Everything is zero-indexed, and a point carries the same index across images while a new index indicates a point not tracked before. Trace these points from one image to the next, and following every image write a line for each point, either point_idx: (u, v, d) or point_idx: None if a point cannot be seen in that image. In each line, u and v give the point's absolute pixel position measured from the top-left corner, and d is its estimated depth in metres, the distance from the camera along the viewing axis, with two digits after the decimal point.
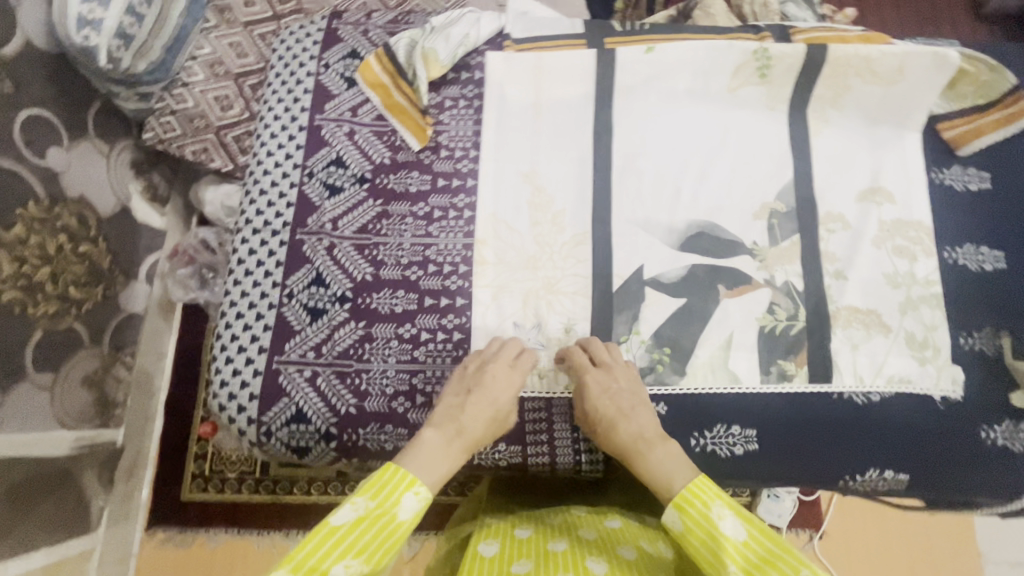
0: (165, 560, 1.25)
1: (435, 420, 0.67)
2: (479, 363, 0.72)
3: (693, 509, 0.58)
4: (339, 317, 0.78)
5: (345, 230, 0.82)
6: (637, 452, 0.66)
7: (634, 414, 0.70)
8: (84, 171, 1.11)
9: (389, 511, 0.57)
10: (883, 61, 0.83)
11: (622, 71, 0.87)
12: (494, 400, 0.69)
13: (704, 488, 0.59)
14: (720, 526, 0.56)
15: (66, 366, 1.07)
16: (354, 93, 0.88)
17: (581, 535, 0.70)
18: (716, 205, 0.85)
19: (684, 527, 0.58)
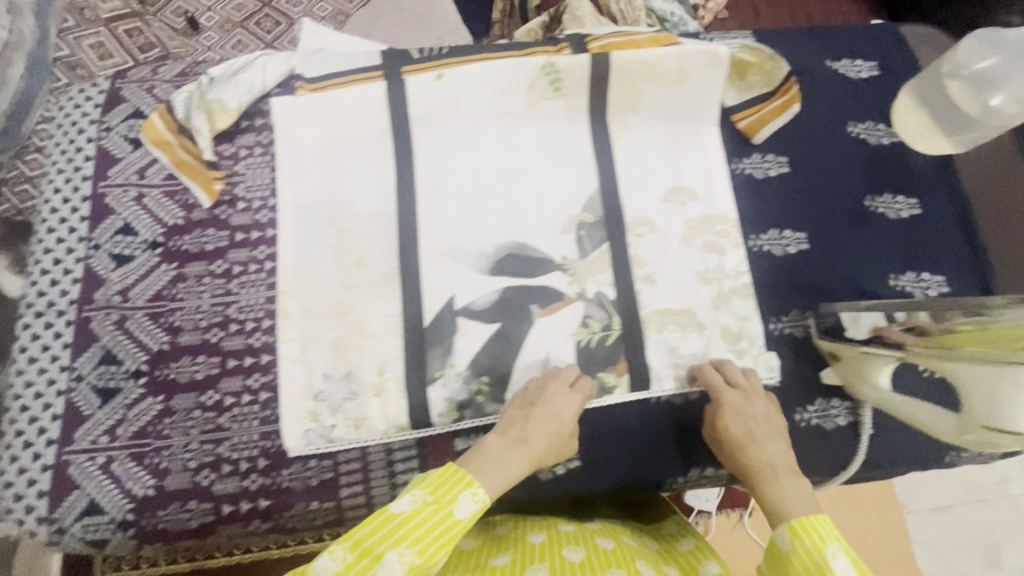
0: None
1: (499, 428, 0.69)
2: (538, 383, 0.74)
3: (810, 538, 0.59)
4: (134, 394, 0.74)
5: (137, 300, 0.78)
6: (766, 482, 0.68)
7: (772, 443, 0.71)
8: None
9: (447, 505, 0.59)
10: (662, 63, 0.85)
11: (415, 101, 0.86)
12: (555, 415, 0.70)
13: (824, 526, 0.60)
14: (834, 565, 0.57)
15: None
16: (141, 154, 0.84)
17: (561, 528, 0.75)
18: (525, 224, 0.84)
19: (794, 548, 0.59)
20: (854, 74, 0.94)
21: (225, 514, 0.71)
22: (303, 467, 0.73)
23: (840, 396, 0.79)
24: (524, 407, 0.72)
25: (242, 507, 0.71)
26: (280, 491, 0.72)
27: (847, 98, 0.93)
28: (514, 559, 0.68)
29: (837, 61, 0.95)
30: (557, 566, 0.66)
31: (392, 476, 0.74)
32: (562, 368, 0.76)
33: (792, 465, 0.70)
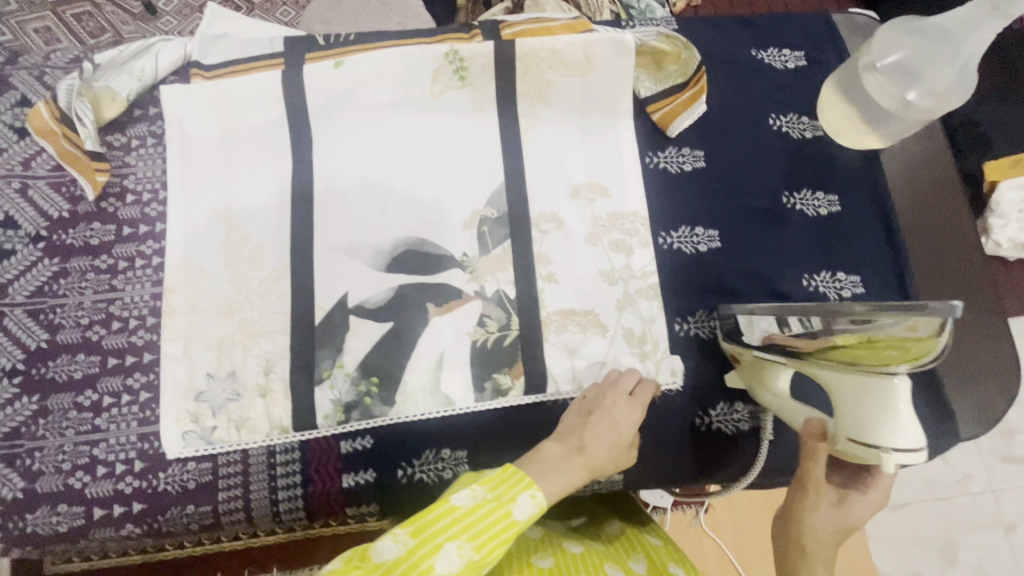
0: None
1: (560, 433, 0.65)
2: (597, 393, 0.69)
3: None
4: (9, 393, 0.72)
5: (16, 296, 0.76)
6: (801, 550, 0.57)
7: (855, 504, 0.59)
8: None
9: (505, 510, 0.54)
10: (569, 52, 0.82)
11: (312, 90, 0.82)
12: (614, 423, 0.65)
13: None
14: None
15: None
16: (27, 144, 0.81)
17: (528, 536, 0.75)
18: (426, 219, 0.81)
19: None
20: (779, 64, 0.90)
21: (96, 519, 0.69)
22: (180, 470, 0.71)
23: (744, 400, 0.77)
24: (581, 416, 0.67)
25: (114, 511, 0.70)
26: (156, 495, 0.70)
27: (771, 90, 0.89)
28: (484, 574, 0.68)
29: (763, 51, 0.91)
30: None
31: (272, 477, 0.72)
32: (617, 378, 0.71)
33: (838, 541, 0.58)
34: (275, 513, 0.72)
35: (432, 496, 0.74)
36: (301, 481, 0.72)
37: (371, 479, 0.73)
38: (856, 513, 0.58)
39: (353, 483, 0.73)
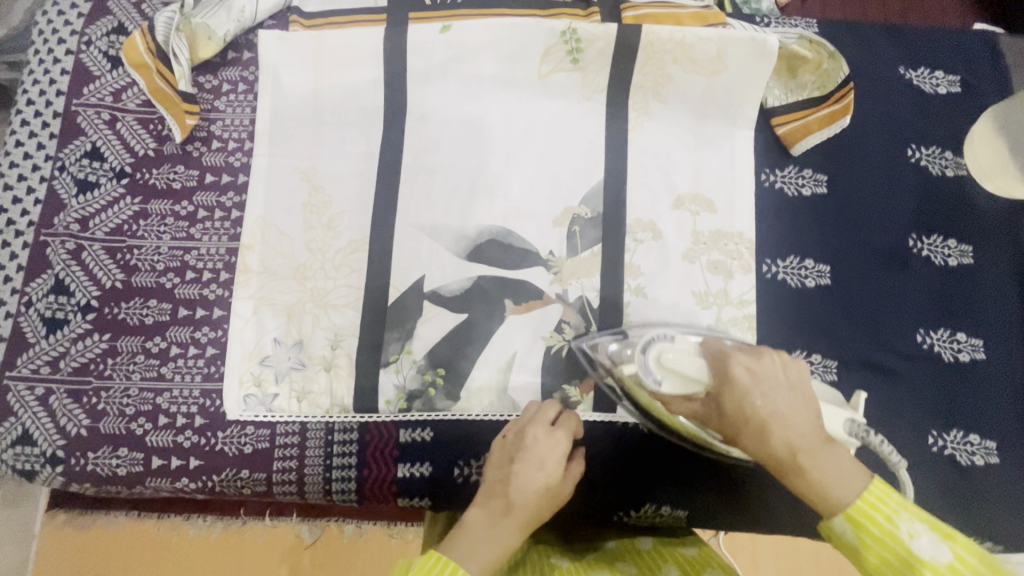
0: (61, 543, 1.21)
1: (479, 496, 0.58)
2: (517, 429, 0.62)
3: (874, 525, 0.46)
4: (80, 329, 0.72)
5: (96, 231, 0.74)
6: (792, 466, 0.50)
7: (771, 386, 0.53)
8: None
9: None
10: (700, 47, 0.74)
11: (414, 54, 0.77)
12: (540, 466, 0.58)
13: (883, 496, 0.47)
14: (913, 547, 0.44)
15: None
16: (118, 75, 0.78)
17: (554, 565, 0.64)
18: (515, 210, 0.76)
19: (859, 543, 0.46)
20: (929, 87, 0.80)
21: (153, 468, 0.68)
22: (239, 432, 0.70)
23: None
24: (504, 467, 0.59)
25: (172, 463, 0.69)
26: (212, 454, 0.69)
27: (915, 115, 0.79)
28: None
29: (913, 70, 0.81)
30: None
31: (327, 454, 0.70)
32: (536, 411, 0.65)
33: (820, 429, 0.52)
34: (325, 489, 0.71)
35: None
36: (356, 463, 0.70)
37: (427, 472, 0.71)
38: (794, 405, 0.52)
39: (408, 474, 0.71)
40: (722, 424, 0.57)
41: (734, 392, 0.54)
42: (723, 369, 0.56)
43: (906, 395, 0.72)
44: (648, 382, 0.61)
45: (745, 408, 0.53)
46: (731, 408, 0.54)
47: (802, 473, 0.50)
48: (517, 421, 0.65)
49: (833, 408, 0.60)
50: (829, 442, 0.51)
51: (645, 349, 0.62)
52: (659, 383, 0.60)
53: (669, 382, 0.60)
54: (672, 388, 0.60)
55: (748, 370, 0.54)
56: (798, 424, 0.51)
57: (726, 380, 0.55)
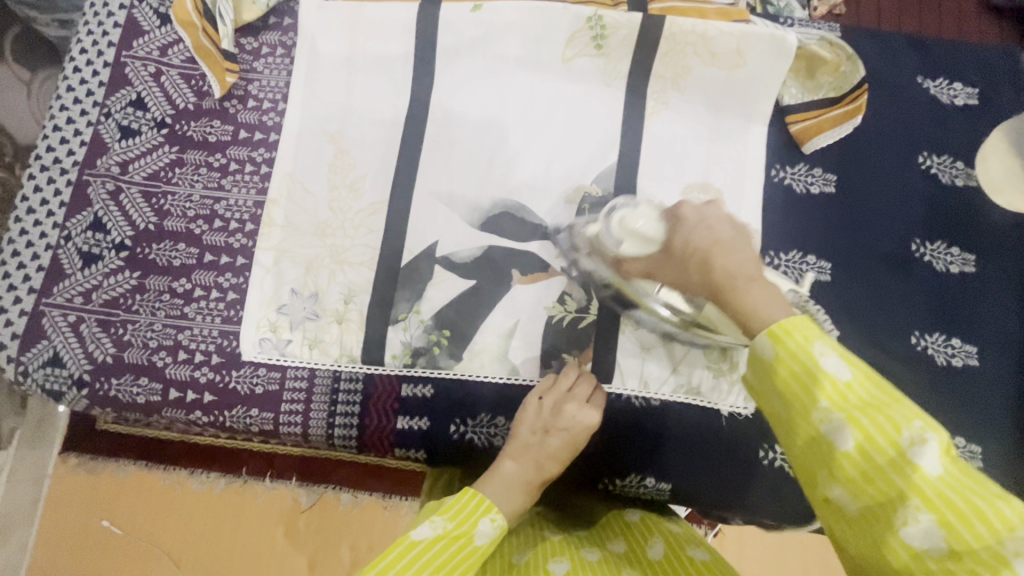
0: (73, 484, 1.28)
1: (512, 452, 0.66)
2: (555, 401, 0.69)
3: (790, 340, 0.43)
4: (113, 265, 0.76)
5: (134, 175, 0.79)
6: (734, 288, 0.52)
7: (715, 223, 0.60)
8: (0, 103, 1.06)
9: (466, 535, 0.55)
10: (720, 41, 0.77)
11: (446, 31, 0.80)
12: (570, 439, 0.67)
13: (807, 324, 0.44)
14: (820, 362, 0.41)
15: None
16: (166, 32, 0.83)
17: (546, 540, 0.65)
18: (528, 185, 0.79)
19: (775, 358, 0.43)
20: (946, 98, 0.82)
21: (170, 399, 0.73)
22: (252, 373, 0.74)
23: None
24: (541, 432, 0.67)
25: (188, 396, 0.73)
26: (225, 390, 0.74)
27: (929, 124, 0.81)
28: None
29: (931, 80, 0.82)
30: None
31: (332, 400, 0.74)
32: (572, 382, 0.71)
33: (761, 266, 0.55)
34: (327, 435, 0.74)
35: (477, 457, 0.74)
36: (359, 412, 0.74)
37: (425, 427, 0.74)
38: (734, 238, 0.59)
39: (407, 427, 0.74)
40: (675, 267, 0.63)
41: (682, 229, 0.62)
42: (675, 212, 0.64)
43: None
44: (608, 243, 0.69)
45: (691, 241, 0.60)
46: (680, 244, 0.61)
47: (742, 295, 0.51)
48: (549, 390, 0.70)
49: (779, 281, 0.71)
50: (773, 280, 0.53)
51: (609, 215, 0.70)
52: (618, 243, 0.68)
53: (628, 244, 0.67)
54: (631, 249, 0.67)
55: (697, 211, 0.62)
56: (736, 252, 0.57)
57: (674, 219, 0.63)
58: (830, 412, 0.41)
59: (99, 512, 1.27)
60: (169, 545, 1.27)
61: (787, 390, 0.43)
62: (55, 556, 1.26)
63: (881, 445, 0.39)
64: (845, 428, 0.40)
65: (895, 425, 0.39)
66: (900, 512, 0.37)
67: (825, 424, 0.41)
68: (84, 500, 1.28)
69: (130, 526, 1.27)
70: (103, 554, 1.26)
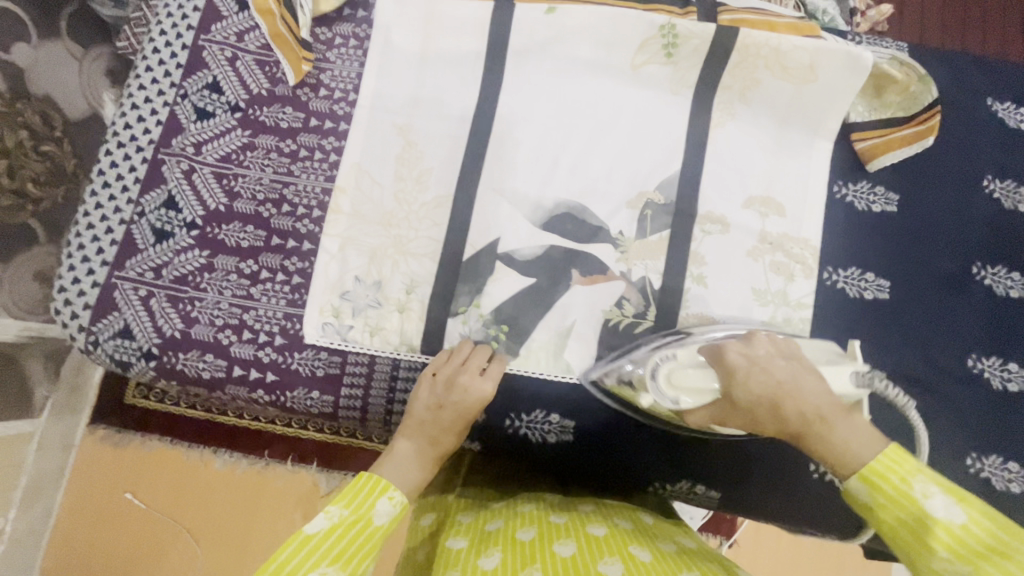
0: (99, 454, 1.31)
1: (407, 429, 0.71)
2: (447, 377, 0.71)
3: (886, 484, 0.50)
4: (184, 243, 0.78)
5: (207, 156, 0.81)
6: (814, 434, 0.55)
7: (767, 364, 0.59)
8: (51, 69, 1.03)
9: (365, 516, 0.59)
10: (794, 55, 0.76)
11: (519, 31, 0.82)
12: (460, 411, 0.70)
13: (900, 460, 0.50)
14: (926, 506, 0.47)
15: (16, 261, 1.03)
16: (244, 18, 0.85)
17: (551, 521, 0.67)
18: (591, 189, 0.80)
19: (875, 503, 0.50)
20: (1013, 121, 0.82)
21: (233, 377, 0.75)
22: (313, 356, 0.76)
23: None
24: (434, 407, 0.71)
25: (251, 375, 0.75)
26: (288, 371, 0.75)
27: (994, 148, 0.81)
28: (506, 560, 0.59)
29: (999, 103, 0.83)
30: (549, 566, 0.57)
31: (392, 389, 0.76)
32: (465, 356, 0.73)
33: (833, 398, 0.57)
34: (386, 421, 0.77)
35: (535, 451, 0.78)
36: None
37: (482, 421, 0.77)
38: (794, 375, 0.58)
39: None
40: (742, 415, 0.61)
41: (736, 381, 0.60)
42: (720, 360, 0.62)
43: (946, 415, 0.74)
44: (665, 405, 0.65)
45: (752, 391, 0.59)
46: (742, 397, 0.59)
47: (824, 439, 0.55)
48: (442, 366, 0.73)
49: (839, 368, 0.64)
50: (847, 409, 0.56)
51: (654, 376, 0.66)
52: (676, 403, 0.65)
53: (685, 398, 0.65)
54: (690, 402, 0.65)
55: (743, 355, 0.61)
56: (803, 392, 0.57)
57: (723, 368, 0.61)
58: (953, 561, 0.46)
59: (122, 483, 1.31)
60: (189, 520, 1.31)
61: (901, 535, 0.49)
62: (80, 522, 1.30)
63: None
64: None
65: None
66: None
67: (949, 573, 0.46)
68: (111, 470, 1.32)
69: (152, 500, 1.31)
70: (124, 524, 1.31)
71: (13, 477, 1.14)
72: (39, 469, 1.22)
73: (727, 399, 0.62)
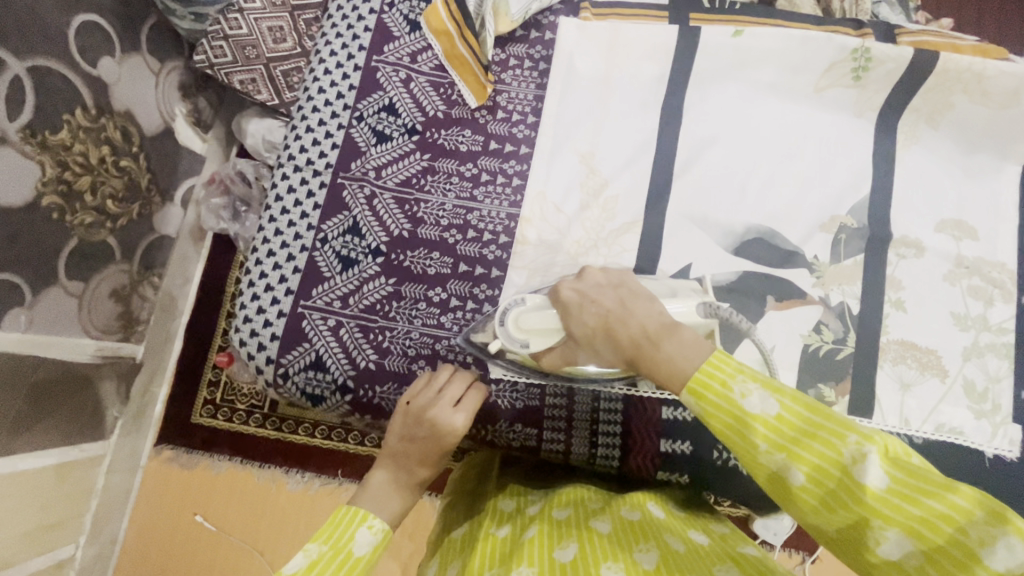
0: (170, 476, 1.28)
1: (383, 459, 0.64)
2: (417, 410, 0.66)
3: (711, 393, 0.45)
4: (370, 271, 0.76)
5: (388, 181, 0.79)
6: (645, 356, 0.52)
7: (596, 294, 0.59)
8: (130, 86, 1.07)
9: (345, 551, 0.51)
10: (997, 80, 0.75)
11: (703, 55, 0.81)
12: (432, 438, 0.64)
13: (723, 363, 0.46)
14: (744, 406, 0.43)
15: (97, 278, 1.06)
16: (416, 38, 0.83)
17: (588, 503, 0.66)
18: (780, 213, 0.79)
19: (703, 412, 0.46)
20: None
21: None
22: (510, 389, 0.73)
23: None
24: (407, 439, 0.65)
25: None
26: (486, 405, 0.73)
27: None
28: (543, 534, 0.59)
29: None
30: (587, 544, 0.57)
31: (593, 417, 0.74)
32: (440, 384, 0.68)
33: (662, 316, 0.54)
34: (589, 455, 0.74)
35: (738, 486, 0.72)
36: (621, 433, 0.73)
37: (686, 451, 0.72)
38: (621, 299, 0.58)
39: (669, 450, 0.72)
40: (589, 350, 0.61)
41: (572, 315, 0.60)
42: (559, 299, 0.62)
43: None
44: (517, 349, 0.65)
45: (586, 323, 0.59)
46: (579, 327, 0.59)
47: (657, 359, 0.51)
48: (417, 394, 0.68)
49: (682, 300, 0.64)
50: (673, 326, 0.52)
51: (504, 321, 0.66)
52: (526, 344, 0.64)
53: (534, 340, 0.64)
54: (540, 343, 0.64)
55: (575, 291, 0.61)
56: (631, 314, 0.56)
57: (561, 305, 0.61)
58: (773, 452, 0.43)
59: (192, 506, 1.27)
60: (263, 544, 1.24)
61: (728, 437, 0.45)
62: (150, 550, 1.25)
63: (829, 472, 0.41)
64: (792, 465, 0.42)
65: (835, 448, 0.41)
66: (871, 532, 0.40)
67: (771, 464, 0.43)
68: (183, 493, 1.28)
69: (224, 523, 1.25)
70: (197, 550, 1.25)
71: (82, 501, 1.12)
72: (107, 491, 1.19)
73: (570, 336, 0.62)
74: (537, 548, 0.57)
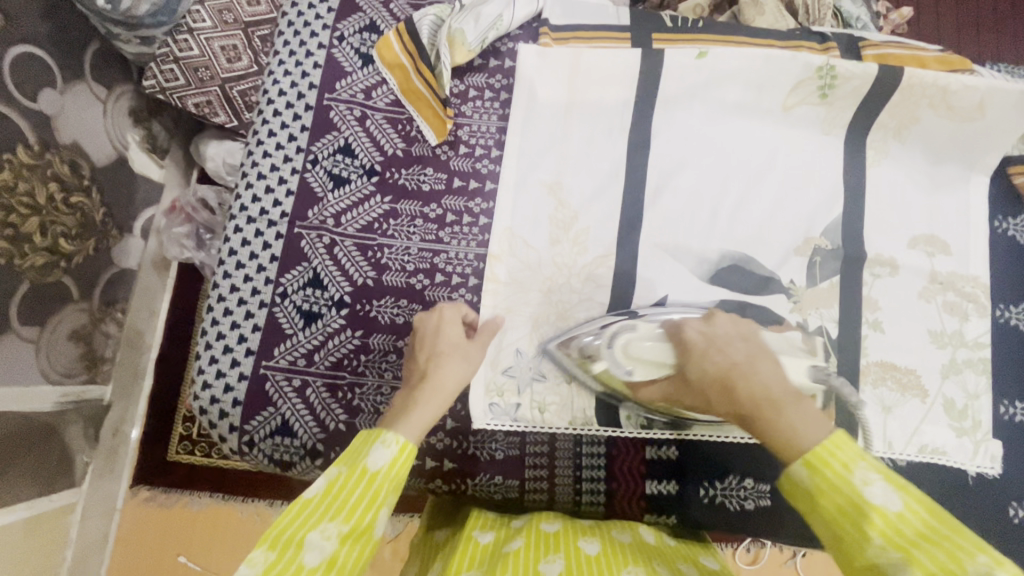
0: (150, 518, 1.23)
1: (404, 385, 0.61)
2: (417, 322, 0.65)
3: (827, 469, 0.45)
4: (335, 324, 0.72)
5: (348, 227, 0.75)
6: (765, 419, 0.51)
7: (725, 344, 0.57)
8: (77, 115, 0.99)
9: (359, 466, 0.48)
10: (962, 95, 0.75)
11: (668, 79, 0.78)
12: (440, 337, 0.63)
13: (843, 445, 0.46)
14: (865, 492, 0.43)
15: (54, 321, 0.98)
16: (370, 72, 0.80)
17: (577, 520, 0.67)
18: (754, 237, 0.77)
19: (814, 487, 0.46)
20: None
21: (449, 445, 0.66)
22: (489, 439, 0.72)
23: None
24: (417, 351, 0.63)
25: (428, 464, 0.72)
26: (465, 457, 0.72)
27: None
28: (528, 545, 0.59)
29: None
30: (573, 560, 0.57)
31: (577, 462, 0.71)
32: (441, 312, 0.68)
33: (789, 385, 0.53)
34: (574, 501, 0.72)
35: (728, 521, 0.71)
36: (605, 477, 0.71)
37: (672, 490, 0.71)
38: (750, 356, 0.55)
39: (654, 491, 0.71)
40: (695, 395, 0.59)
41: (693, 357, 0.58)
42: (680, 337, 0.61)
43: None
44: (619, 375, 0.67)
45: (707, 369, 0.56)
46: (697, 373, 0.57)
47: (775, 424, 0.50)
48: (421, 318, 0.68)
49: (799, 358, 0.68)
50: (799, 398, 0.51)
51: (611, 344, 0.68)
52: (630, 372, 0.66)
53: (638, 371, 0.66)
54: (642, 375, 0.66)
55: (701, 333, 0.59)
56: (758, 372, 0.54)
57: (682, 344, 0.60)
58: (886, 548, 0.42)
59: (174, 547, 1.22)
60: None
61: (834, 522, 0.45)
62: None
63: None
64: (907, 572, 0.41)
65: (956, 559, 0.40)
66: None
67: (880, 560, 0.42)
68: (163, 534, 1.22)
69: (208, 561, 1.21)
70: None
71: (57, 551, 1.05)
72: (83, 539, 1.12)
73: (680, 376, 0.61)
74: (522, 559, 0.57)
